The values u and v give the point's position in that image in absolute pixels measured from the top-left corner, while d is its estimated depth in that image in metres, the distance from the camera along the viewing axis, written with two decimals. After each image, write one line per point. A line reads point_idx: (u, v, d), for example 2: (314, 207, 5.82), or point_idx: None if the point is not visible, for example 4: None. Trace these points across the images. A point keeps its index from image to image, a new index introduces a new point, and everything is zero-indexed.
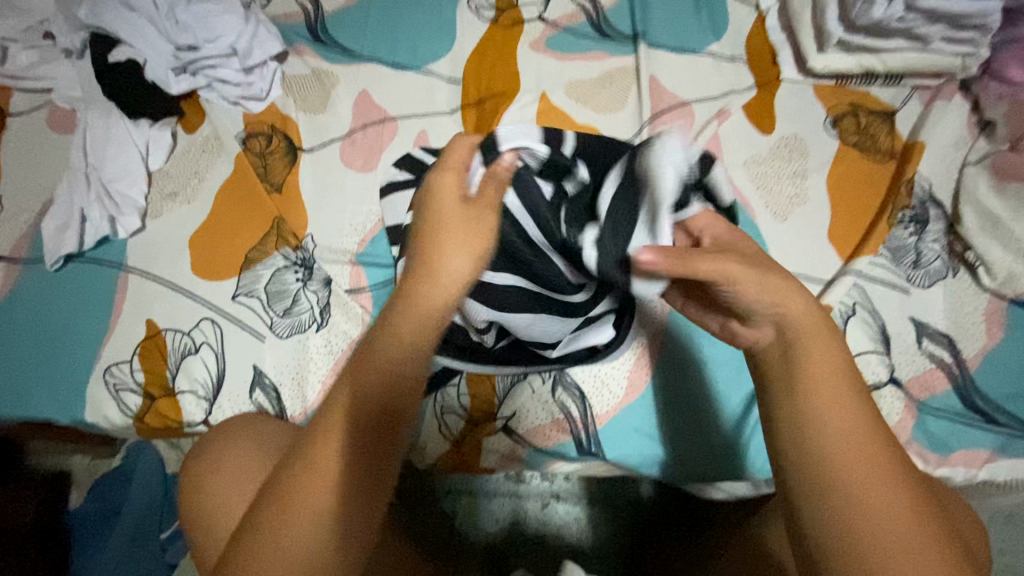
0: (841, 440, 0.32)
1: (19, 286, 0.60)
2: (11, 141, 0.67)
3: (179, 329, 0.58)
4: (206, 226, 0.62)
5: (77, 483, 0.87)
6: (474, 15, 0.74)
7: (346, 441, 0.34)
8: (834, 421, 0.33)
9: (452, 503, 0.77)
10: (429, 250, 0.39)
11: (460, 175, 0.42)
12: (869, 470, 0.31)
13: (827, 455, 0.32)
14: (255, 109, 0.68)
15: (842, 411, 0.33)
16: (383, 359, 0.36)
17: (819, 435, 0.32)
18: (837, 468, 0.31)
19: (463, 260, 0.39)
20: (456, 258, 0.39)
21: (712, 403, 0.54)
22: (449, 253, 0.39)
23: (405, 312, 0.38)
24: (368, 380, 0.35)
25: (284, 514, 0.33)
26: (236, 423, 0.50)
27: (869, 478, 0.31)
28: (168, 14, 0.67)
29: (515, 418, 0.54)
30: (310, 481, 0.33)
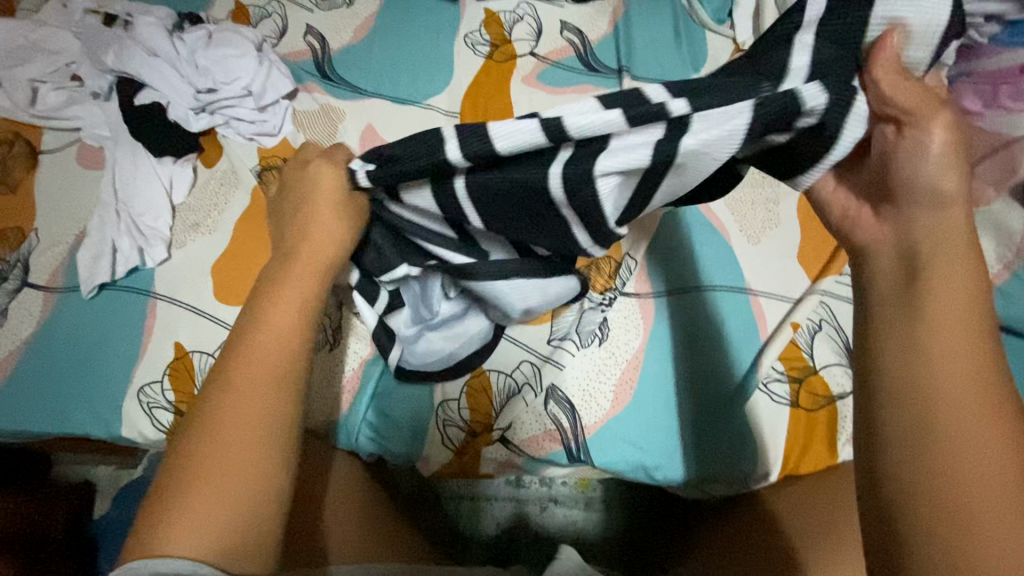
0: (938, 400, 0.32)
1: (58, 313, 0.65)
2: (44, 177, 0.72)
3: (205, 351, 0.63)
4: (227, 255, 0.68)
5: (101, 491, 0.94)
6: (471, 51, 0.80)
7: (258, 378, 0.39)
8: (948, 375, 0.32)
9: (456, 507, 0.82)
10: (303, 230, 0.46)
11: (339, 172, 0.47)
12: (979, 426, 0.31)
13: (939, 411, 0.32)
14: (269, 144, 0.74)
15: (960, 378, 0.32)
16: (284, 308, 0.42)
17: (944, 394, 0.32)
18: (943, 423, 0.31)
19: (332, 228, 0.46)
20: (326, 225, 0.46)
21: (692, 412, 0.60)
22: (314, 226, 0.46)
23: (290, 271, 0.44)
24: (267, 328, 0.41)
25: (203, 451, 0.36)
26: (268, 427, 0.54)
27: (983, 440, 0.31)
28: (189, 59, 0.74)
29: (511, 429, 0.60)
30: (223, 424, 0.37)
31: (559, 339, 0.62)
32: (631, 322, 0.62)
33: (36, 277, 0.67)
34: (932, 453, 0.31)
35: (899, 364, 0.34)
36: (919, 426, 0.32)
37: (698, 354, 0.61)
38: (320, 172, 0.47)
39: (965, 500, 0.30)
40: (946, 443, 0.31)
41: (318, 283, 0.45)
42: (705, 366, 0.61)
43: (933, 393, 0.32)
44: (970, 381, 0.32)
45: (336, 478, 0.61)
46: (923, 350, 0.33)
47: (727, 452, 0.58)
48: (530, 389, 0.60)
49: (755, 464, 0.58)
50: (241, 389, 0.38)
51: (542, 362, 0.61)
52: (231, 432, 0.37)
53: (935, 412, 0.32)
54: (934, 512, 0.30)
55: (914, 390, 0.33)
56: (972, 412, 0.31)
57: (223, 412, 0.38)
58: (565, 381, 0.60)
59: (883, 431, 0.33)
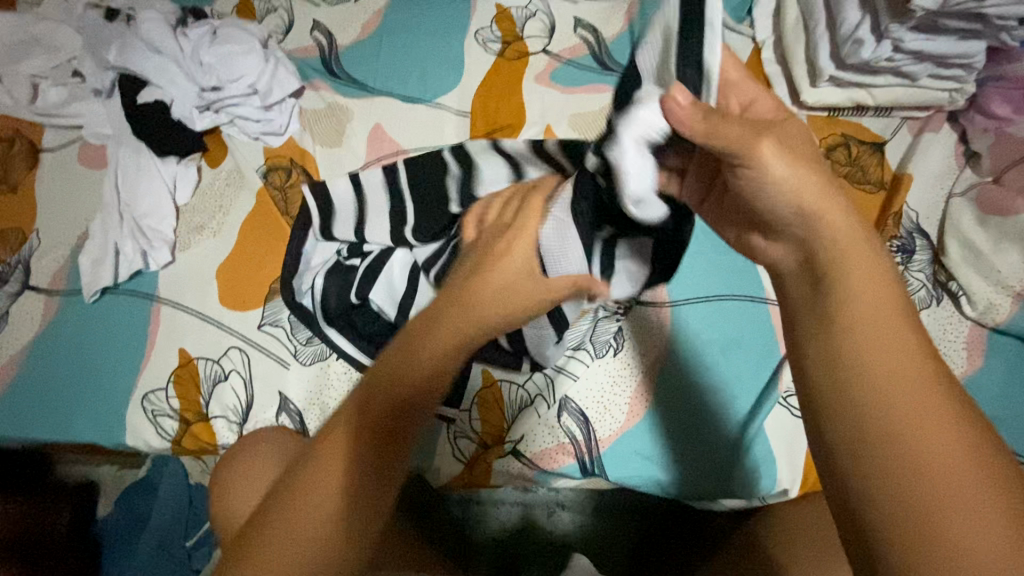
0: (904, 398, 0.28)
1: (60, 316, 0.64)
2: (45, 175, 0.71)
3: (209, 358, 0.62)
4: (231, 258, 0.66)
5: (105, 493, 0.91)
6: (481, 48, 0.77)
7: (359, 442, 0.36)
8: (869, 353, 0.30)
9: (462, 511, 0.81)
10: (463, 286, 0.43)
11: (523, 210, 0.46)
12: (936, 430, 0.28)
13: (892, 423, 0.28)
14: (274, 144, 0.72)
15: (895, 366, 0.29)
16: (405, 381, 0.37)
17: (877, 397, 0.29)
18: (896, 422, 0.28)
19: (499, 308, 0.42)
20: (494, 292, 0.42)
21: (711, 424, 0.58)
22: (477, 302, 0.41)
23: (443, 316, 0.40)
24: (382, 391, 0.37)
25: (295, 509, 0.34)
26: (257, 438, 0.54)
27: (925, 423, 0.28)
28: (193, 55, 0.71)
29: (523, 441, 0.58)
30: (321, 478, 0.35)
31: (573, 348, 0.60)
32: (648, 330, 0.61)
33: (37, 280, 0.65)
34: (893, 462, 0.27)
35: (829, 346, 0.32)
36: (871, 438, 0.28)
37: (717, 364, 0.59)
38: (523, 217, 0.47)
39: (931, 483, 0.26)
40: (886, 426, 0.28)
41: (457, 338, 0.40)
42: (721, 377, 0.59)
43: (885, 394, 0.29)
44: (907, 369, 0.29)
45: None
46: (843, 327, 0.32)
47: (746, 469, 0.56)
48: (543, 400, 0.59)
49: (774, 482, 0.56)
50: (334, 443, 0.36)
51: (555, 373, 0.60)
52: (315, 492, 0.35)
53: (862, 395, 0.29)
54: (895, 499, 0.27)
55: (839, 379, 0.31)
56: (911, 394, 0.29)
57: (323, 468, 0.35)
58: (578, 392, 0.59)
59: (822, 424, 0.31)
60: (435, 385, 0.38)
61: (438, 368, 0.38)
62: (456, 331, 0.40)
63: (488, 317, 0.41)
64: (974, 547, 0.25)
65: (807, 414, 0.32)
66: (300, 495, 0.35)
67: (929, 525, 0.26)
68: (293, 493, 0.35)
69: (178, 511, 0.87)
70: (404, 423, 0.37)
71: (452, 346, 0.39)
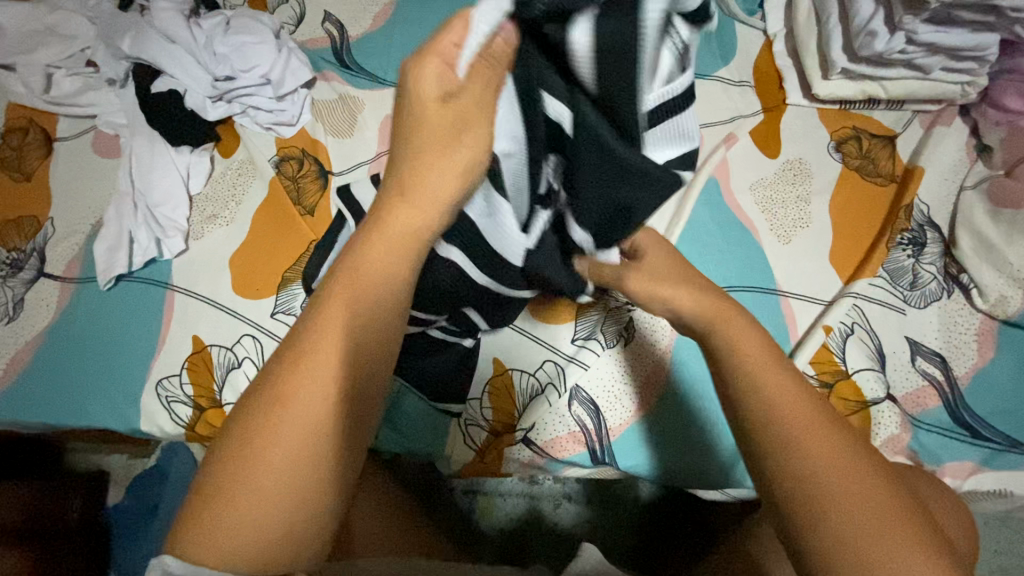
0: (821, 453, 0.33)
1: (75, 303, 0.64)
2: (59, 164, 0.71)
3: (223, 345, 0.62)
4: (244, 246, 0.66)
5: (115, 480, 0.91)
6: None
7: (331, 364, 0.35)
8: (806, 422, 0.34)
9: (468, 502, 0.81)
10: (408, 172, 0.37)
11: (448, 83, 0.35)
12: (849, 475, 0.33)
13: (819, 474, 0.33)
14: (287, 135, 0.72)
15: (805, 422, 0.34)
16: (364, 325, 0.37)
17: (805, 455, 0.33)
18: (821, 477, 0.33)
19: (455, 184, 0.37)
20: (439, 181, 0.37)
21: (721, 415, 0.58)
22: (433, 180, 0.37)
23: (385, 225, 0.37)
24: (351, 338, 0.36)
25: (272, 436, 0.34)
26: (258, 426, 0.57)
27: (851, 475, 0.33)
28: (206, 45, 0.72)
29: (534, 429, 0.59)
30: (299, 407, 0.34)
31: (583, 339, 0.60)
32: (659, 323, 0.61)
33: (52, 267, 0.66)
34: (824, 507, 0.32)
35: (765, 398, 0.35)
36: (809, 491, 0.32)
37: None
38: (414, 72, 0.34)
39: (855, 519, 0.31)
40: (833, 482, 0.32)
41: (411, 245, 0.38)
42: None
43: (807, 451, 0.33)
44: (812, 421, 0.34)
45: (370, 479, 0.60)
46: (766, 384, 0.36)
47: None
48: (554, 388, 0.59)
49: None
50: (315, 368, 0.35)
51: (566, 362, 0.60)
52: (287, 445, 0.34)
53: (796, 453, 0.33)
54: (824, 536, 0.32)
55: (772, 434, 0.34)
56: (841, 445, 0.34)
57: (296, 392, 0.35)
58: (588, 381, 0.60)
59: (754, 461, 0.35)
60: (391, 297, 0.38)
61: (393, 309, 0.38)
62: (399, 254, 0.38)
63: (453, 192, 0.37)
64: (887, 562, 0.30)
65: (743, 451, 0.36)
66: (277, 422, 0.34)
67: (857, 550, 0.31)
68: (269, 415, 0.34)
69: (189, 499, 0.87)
70: (373, 341, 0.38)
71: (403, 260, 0.38)
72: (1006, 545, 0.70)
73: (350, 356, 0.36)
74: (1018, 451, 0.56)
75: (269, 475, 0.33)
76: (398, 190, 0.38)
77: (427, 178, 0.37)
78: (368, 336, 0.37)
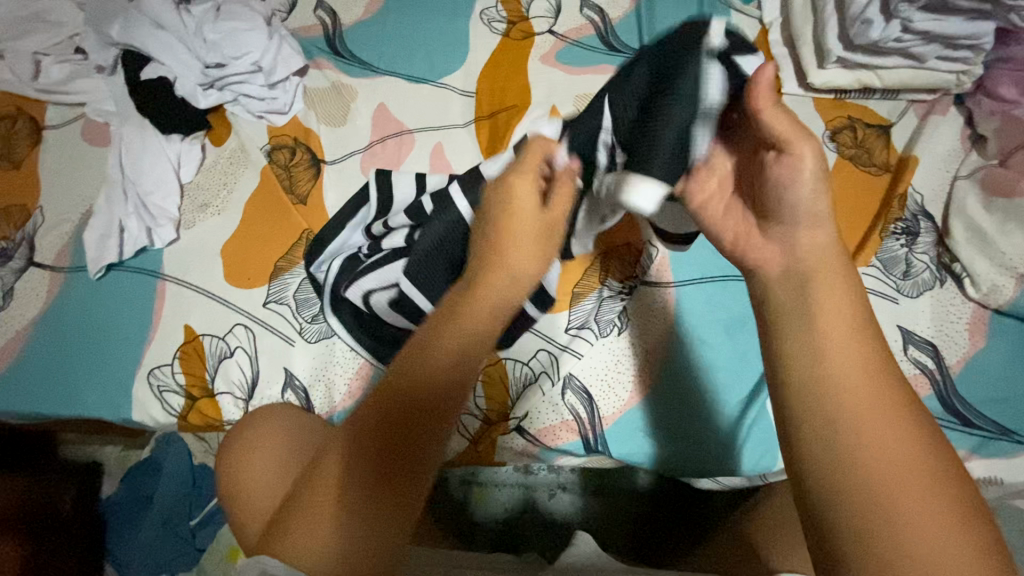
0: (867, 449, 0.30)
1: (66, 293, 0.64)
2: (48, 152, 0.70)
3: (215, 335, 0.62)
4: (236, 235, 0.66)
5: (109, 473, 0.91)
6: (487, 28, 0.76)
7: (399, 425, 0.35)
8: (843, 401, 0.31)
9: (463, 493, 0.80)
10: (498, 243, 0.41)
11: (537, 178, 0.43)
12: (901, 473, 0.29)
13: (858, 460, 0.29)
14: (279, 123, 0.72)
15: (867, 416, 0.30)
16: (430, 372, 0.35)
17: (851, 441, 0.30)
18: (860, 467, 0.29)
19: (533, 263, 0.41)
20: (521, 258, 0.41)
21: (711, 404, 0.58)
22: (517, 251, 0.41)
23: (472, 302, 0.38)
24: (407, 377, 0.36)
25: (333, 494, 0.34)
26: (276, 411, 0.54)
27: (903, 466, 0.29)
28: (197, 33, 0.71)
29: (527, 418, 0.59)
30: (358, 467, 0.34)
31: (577, 328, 0.61)
32: (650, 316, 0.61)
33: (41, 256, 0.65)
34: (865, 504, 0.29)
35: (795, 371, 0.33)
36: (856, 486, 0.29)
37: (719, 346, 0.59)
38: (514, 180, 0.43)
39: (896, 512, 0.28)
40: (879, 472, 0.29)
41: (492, 319, 0.38)
42: (720, 358, 0.59)
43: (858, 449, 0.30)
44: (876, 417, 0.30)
45: None
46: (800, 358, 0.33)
47: (745, 446, 0.56)
48: (546, 378, 0.59)
49: (775, 460, 0.56)
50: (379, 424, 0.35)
51: (559, 351, 0.60)
52: (359, 486, 0.34)
53: (830, 444, 0.31)
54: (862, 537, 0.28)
55: (816, 433, 0.31)
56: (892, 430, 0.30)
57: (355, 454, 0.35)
58: (581, 370, 0.60)
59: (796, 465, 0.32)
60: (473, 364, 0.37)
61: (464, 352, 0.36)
62: (486, 315, 0.38)
63: (522, 284, 0.41)
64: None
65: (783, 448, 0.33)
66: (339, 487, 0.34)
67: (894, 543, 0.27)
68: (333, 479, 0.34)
69: (183, 490, 0.87)
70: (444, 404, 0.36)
71: (488, 330, 0.38)
72: None
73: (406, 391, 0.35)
74: (1008, 439, 0.57)
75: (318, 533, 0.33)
76: (488, 260, 0.41)
77: (512, 254, 0.40)
78: (427, 380, 0.35)
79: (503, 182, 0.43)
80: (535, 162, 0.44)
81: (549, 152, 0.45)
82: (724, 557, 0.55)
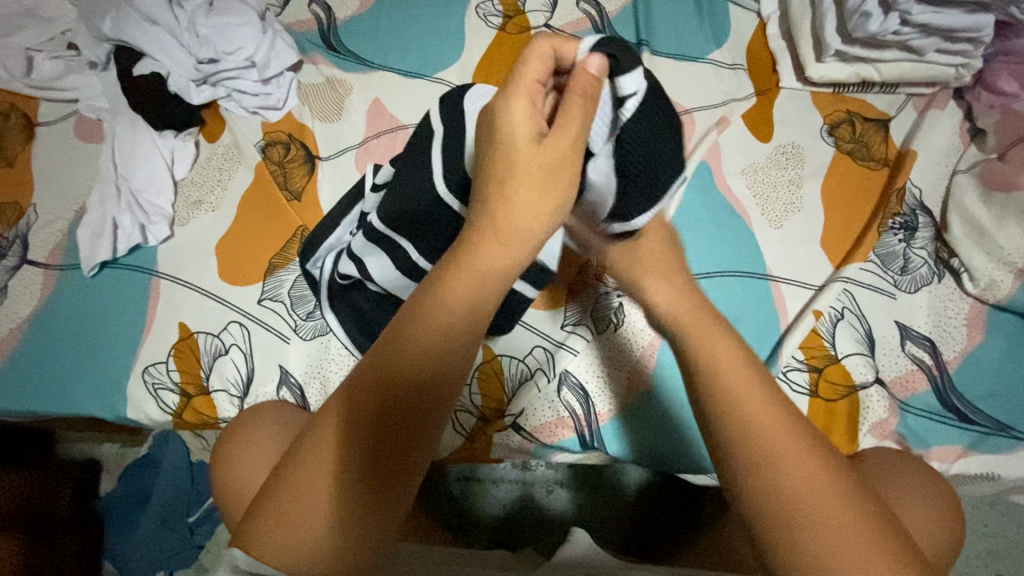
0: (772, 450, 0.34)
1: (59, 291, 0.64)
2: (41, 150, 0.70)
3: (209, 332, 0.62)
4: (230, 232, 0.66)
5: (108, 470, 0.91)
6: (482, 22, 0.76)
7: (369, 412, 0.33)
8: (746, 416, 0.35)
9: (461, 489, 0.80)
10: (500, 199, 0.36)
11: (536, 100, 0.35)
12: (804, 472, 0.33)
13: (769, 464, 0.33)
14: (273, 119, 0.71)
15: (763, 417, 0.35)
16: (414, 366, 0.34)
17: (760, 445, 0.34)
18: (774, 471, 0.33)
19: (540, 216, 0.36)
20: (528, 207, 0.36)
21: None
22: (518, 223, 0.36)
23: (458, 271, 0.35)
24: (385, 370, 0.34)
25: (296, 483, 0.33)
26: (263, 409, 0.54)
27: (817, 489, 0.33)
28: (189, 27, 0.70)
29: (523, 415, 0.59)
30: (321, 457, 0.33)
31: (573, 324, 0.61)
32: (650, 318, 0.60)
33: (35, 254, 0.65)
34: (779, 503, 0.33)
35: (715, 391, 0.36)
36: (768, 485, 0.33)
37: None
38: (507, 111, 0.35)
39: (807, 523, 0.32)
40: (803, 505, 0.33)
41: (479, 289, 0.35)
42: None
43: (764, 449, 0.34)
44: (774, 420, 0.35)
45: None
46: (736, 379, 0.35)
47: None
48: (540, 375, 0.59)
49: None
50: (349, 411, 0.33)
51: (555, 347, 0.60)
52: (323, 476, 0.33)
53: (753, 452, 0.34)
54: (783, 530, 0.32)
55: (737, 438, 0.34)
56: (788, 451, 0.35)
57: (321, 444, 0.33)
58: (577, 366, 0.59)
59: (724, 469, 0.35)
60: (456, 345, 0.34)
61: (451, 342, 0.34)
62: (473, 288, 0.35)
63: (530, 238, 0.36)
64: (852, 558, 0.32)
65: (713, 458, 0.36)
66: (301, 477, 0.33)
67: (804, 547, 0.32)
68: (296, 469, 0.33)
69: (181, 488, 0.87)
70: (423, 390, 0.34)
71: (475, 305, 0.35)
72: (993, 529, 0.71)
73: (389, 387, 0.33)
74: (1005, 435, 0.56)
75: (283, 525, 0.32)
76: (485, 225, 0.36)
77: (505, 215, 0.36)
78: (407, 363, 0.34)
79: (499, 103, 0.35)
80: (541, 71, 0.35)
81: (559, 49, 0.36)
82: (721, 551, 0.55)
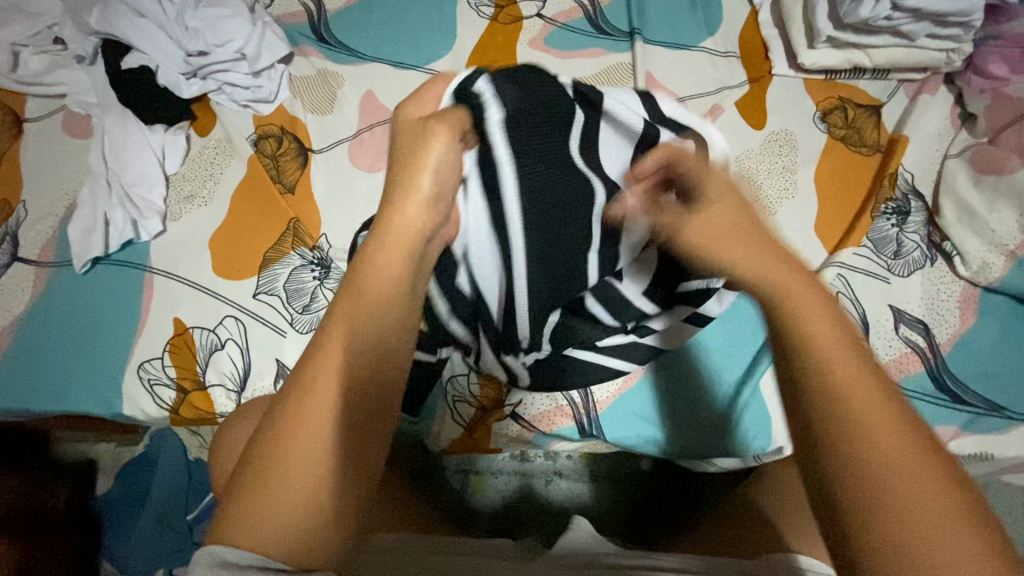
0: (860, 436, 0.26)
1: (52, 288, 0.63)
2: (29, 146, 0.69)
3: (205, 327, 0.62)
4: (224, 227, 0.65)
5: (102, 470, 0.89)
6: (474, 12, 0.75)
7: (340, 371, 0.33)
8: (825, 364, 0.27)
9: (460, 481, 0.81)
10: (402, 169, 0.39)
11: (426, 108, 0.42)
12: (905, 468, 0.25)
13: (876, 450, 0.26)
14: (265, 112, 0.71)
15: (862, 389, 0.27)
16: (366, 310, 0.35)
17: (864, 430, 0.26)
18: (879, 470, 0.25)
19: (433, 183, 0.39)
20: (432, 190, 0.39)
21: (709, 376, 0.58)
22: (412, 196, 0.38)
23: (382, 242, 0.37)
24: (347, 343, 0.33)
25: (279, 455, 0.30)
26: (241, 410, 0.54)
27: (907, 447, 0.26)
28: (177, 19, 0.69)
29: (521, 404, 0.59)
30: (307, 421, 0.31)
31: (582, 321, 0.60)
32: None
33: (26, 252, 0.64)
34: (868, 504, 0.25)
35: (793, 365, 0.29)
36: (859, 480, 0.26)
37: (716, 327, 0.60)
38: (404, 109, 0.41)
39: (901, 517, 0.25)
40: (871, 467, 0.25)
41: (406, 252, 0.37)
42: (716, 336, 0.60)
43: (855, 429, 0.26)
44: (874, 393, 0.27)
45: (390, 484, 0.62)
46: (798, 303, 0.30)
47: (750, 417, 0.57)
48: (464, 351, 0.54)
49: (770, 439, 0.57)
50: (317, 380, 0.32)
51: None
52: (304, 439, 0.31)
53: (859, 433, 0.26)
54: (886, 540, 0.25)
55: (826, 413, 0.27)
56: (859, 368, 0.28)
57: (293, 415, 0.31)
58: None
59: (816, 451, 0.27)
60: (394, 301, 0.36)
61: (387, 293, 0.36)
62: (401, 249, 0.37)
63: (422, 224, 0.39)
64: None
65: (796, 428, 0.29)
66: (282, 440, 0.31)
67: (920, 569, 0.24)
68: (273, 443, 0.31)
69: (179, 485, 0.87)
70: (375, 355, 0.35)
71: (403, 261, 0.37)
72: None
73: (339, 342, 0.33)
74: (999, 415, 0.57)
75: (276, 492, 0.30)
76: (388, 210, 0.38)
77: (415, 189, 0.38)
78: (363, 313, 0.34)
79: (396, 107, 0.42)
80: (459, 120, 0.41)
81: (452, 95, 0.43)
82: (721, 526, 0.56)
